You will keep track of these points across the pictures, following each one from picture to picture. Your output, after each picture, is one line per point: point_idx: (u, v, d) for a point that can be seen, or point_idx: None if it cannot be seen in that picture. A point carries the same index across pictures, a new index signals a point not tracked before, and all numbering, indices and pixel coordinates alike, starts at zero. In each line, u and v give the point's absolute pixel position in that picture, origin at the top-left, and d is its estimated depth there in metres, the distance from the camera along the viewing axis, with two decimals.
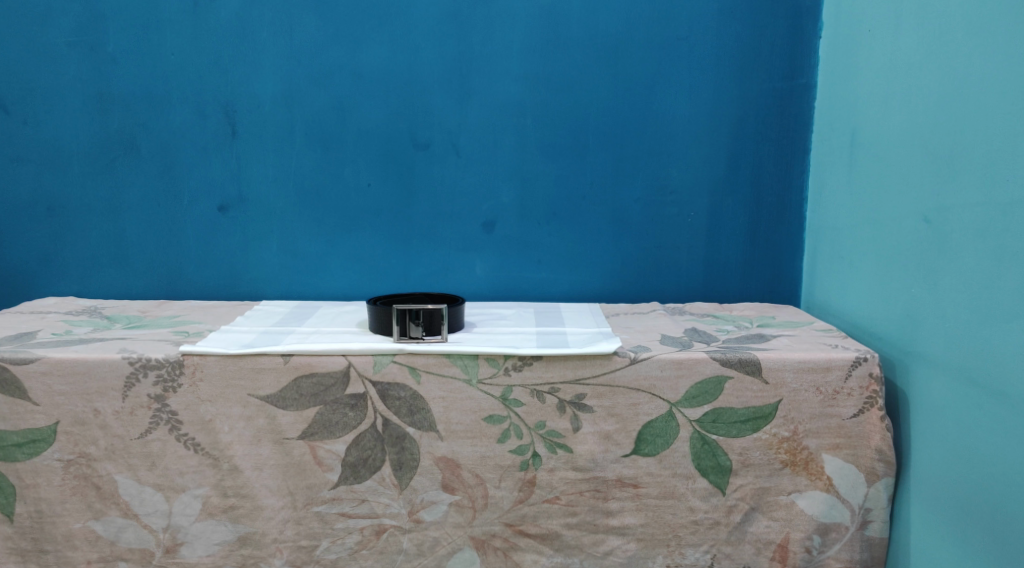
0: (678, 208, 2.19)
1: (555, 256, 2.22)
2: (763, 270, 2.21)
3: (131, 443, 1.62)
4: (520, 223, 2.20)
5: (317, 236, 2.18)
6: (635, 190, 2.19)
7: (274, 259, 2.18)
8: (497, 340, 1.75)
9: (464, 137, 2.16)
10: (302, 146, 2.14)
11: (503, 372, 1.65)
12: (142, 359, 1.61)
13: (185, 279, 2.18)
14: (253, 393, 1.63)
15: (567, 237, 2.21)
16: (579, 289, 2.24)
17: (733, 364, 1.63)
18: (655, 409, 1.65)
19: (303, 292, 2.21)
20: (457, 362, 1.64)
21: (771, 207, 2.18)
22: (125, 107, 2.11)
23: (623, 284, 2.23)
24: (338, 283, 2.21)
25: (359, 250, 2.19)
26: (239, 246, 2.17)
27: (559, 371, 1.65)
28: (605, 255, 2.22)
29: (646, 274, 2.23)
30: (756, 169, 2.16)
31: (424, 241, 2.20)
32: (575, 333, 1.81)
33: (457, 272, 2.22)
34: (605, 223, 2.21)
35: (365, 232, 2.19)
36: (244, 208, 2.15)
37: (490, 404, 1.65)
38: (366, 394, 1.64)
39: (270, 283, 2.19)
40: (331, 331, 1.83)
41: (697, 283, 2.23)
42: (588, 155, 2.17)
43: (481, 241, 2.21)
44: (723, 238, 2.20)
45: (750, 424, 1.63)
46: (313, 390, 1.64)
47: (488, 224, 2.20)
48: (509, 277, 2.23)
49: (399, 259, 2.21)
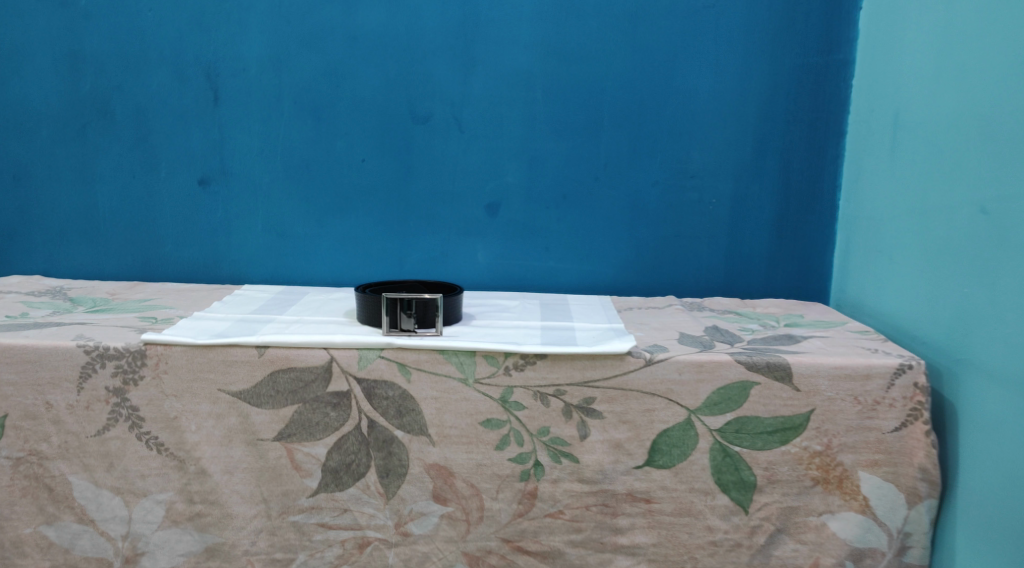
0: (699, 193, 2.01)
1: (564, 243, 2.05)
2: (789, 263, 2.03)
3: (87, 441, 1.46)
4: (526, 206, 2.03)
5: (305, 215, 2.01)
6: (652, 173, 2.01)
7: (259, 240, 2.01)
8: (498, 335, 1.58)
9: (468, 110, 1.98)
10: (290, 116, 1.96)
11: (503, 372, 1.47)
12: (100, 348, 1.44)
13: (161, 260, 2.01)
14: (223, 389, 1.46)
15: (577, 223, 2.04)
16: (589, 279, 2.06)
17: (761, 369, 1.45)
18: (672, 417, 1.47)
19: (289, 277, 2.03)
20: (452, 359, 1.47)
21: (800, 194, 2.00)
22: (98, 70, 1.93)
23: (636, 275, 2.06)
24: (326, 267, 2.03)
25: (350, 232, 2.02)
26: (221, 224, 2.00)
27: (566, 372, 1.47)
28: (618, 243, 2.05)
29: (662, 265, 2.05)
30: (785, 153, 1.98)
31: (422, 224, 2.02)
32: (584, 329, 1.64)
33: (457, 258, 2.05)
34: (619, 209, 2.03)
35: (358, 212, 2.01)
36: (226, 183, 1.98)
37: (488, 407, 1.48)
38: (350, 393, 1.47)
39: (253, 265, 2.02)
40: (314, 320, 1.66)
41: (717, 276, 2.05)
42: (602, 133, 1.99)
43: (483, 225, 2.03)
44: (746, 228, 2.02)
45: (778, 436, 1.46)
46: (290, 386, 1.47)
47: (491, 207, 2.02)
48: (513, 265, 2.05)
49: (395, 243, 2.03)
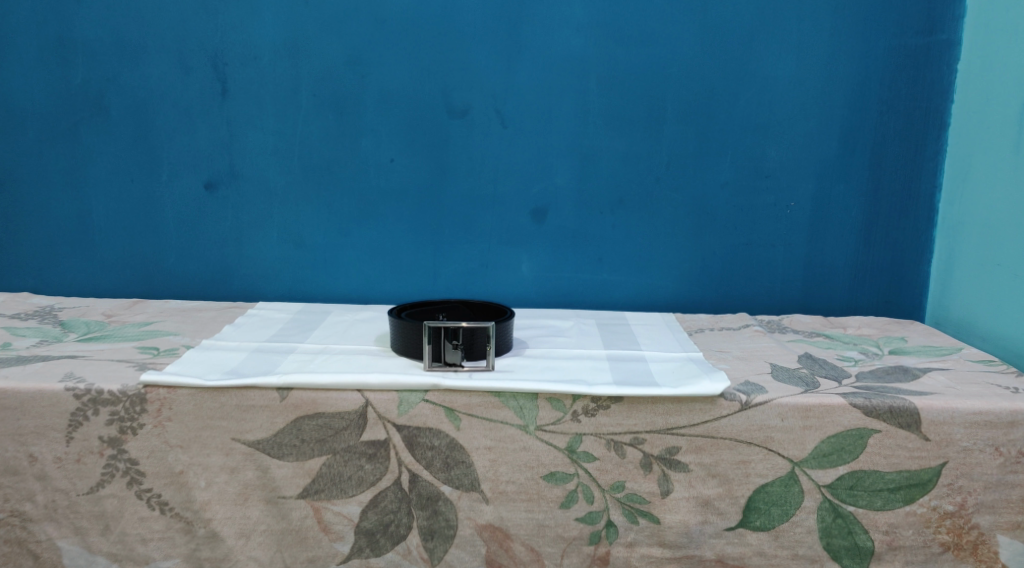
0: (775, 195, 1.76)
1: (621, 253, 1.79)
2: (878, 275, 1.79)
3: (78, 500, 1.23)
4: (577, 211, 1.77)
5: (326, 223, 1.77)
6: (722, 173, 1.75)
7: (274, 251, 1.77)
8: (559, 369, 1.34)
9: (511, 103, 1.73)
10: (309, 110, 1.72)
11: (570, 417, 1.24)
12: (91, 391, 1.21)
13: (165, 274, 1.78)
14: (238, 438, 1.22)
15: (636, 230, 1.78)
16: (648, 294, 1.81)
17: (882, 415, 1.21)
18: (773, 470, 1.23)
19: (309, 293, 1.80)
20: (510, 403, 1.23)
21: (893, 196, 1.75)
22: (91, 58, 1.70)
23: (702, 289, 1.81)
24: (352, 281, 1.79)
25: (377, 242, 1.78)
26: (232, 234, 1.76)
27: (645, 418, 1.23)
28: (681, 253, 1.79)
29: (732, 277, 1.80)
30: (876, 150, 1.73)
31: (458, 232, 1.78)
32: (658, 361, 1.39)
33: (499, 270, 1.80)
34: (684, 214, 1.78)
35: (386, 219, 1.77)
36: (237, 187, 1.74)
37: (552, 458, 1.24)
38: (388, 442, 1.24)
39: (269, 280, 1.79)
40: (342, 350, 1.42)
41: (795, 290, 1.80)
42: (665, 128, 1.74)
43: (528, 234, 1.78)
44: (830, 235, 1.77)
45: (901, 494, 1.23)
46: (317, 435, 1.23)
47: (537, 212, 1.77)
48: (562, 278, 1.80)
49: (428, 254, 1.79)
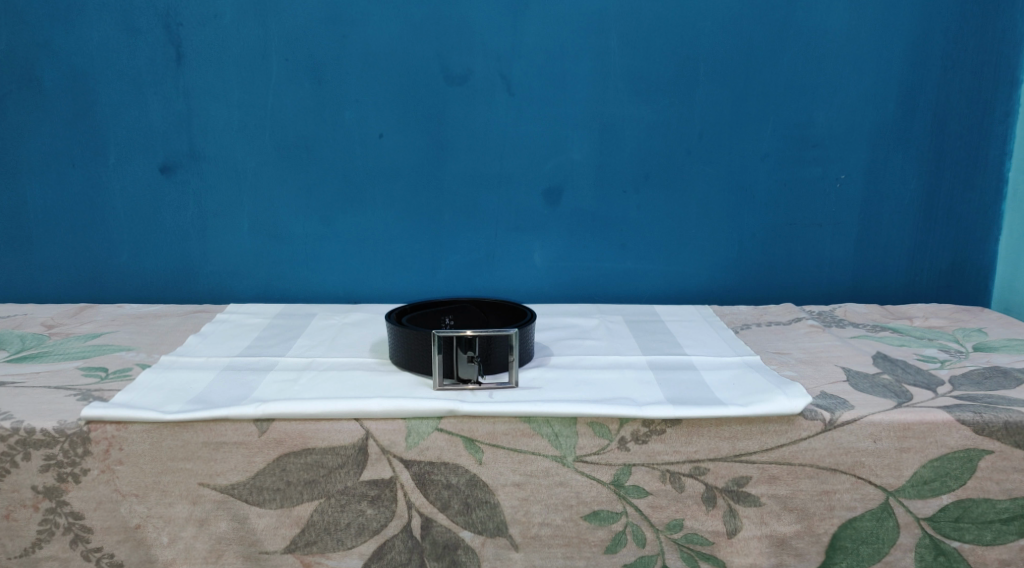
0: (823, 167, 1.53)
1: (647, 237, 1.56)
2: (938, 256, 1.58)
3: (9, 565, 0.99)
4: (597, 191, 1.53)
5: (306, 210, 1.52)
6: (762, 143, 1.52)
7: (245, 244, 1.52)
8: (595, 384, 1.11)
9: (518, 65, 1.48)
10: (282, 78, 1.46)
11: (617, 446, 1.01)
12: (20, 430, 0.96)
13: (118, 272, 1.53)
14: (207, 483, 0.98)
15: (664, 211, 1.54)
16: (678, 284, 1.58)
17: (996, 432, 1.01)
18: (862, 501, 1.02)
19: (288, 291, 1.55)
20: (542, 430, 1.00)
21: (956, 165, 1.54)
22: (18, 20, 1.42)
23: (739, 276, 1.58)
24: (338, 277, 1.55)
25: (365, 231, 1.53)
26: (195, 225, 1.51)
27: (707, 443, 1.01)
28: (716, 236, 1.56)
29: (773, 262, 1.58)
30: (938, 114, 1.51)
31: (459, 218, 1.53)
32: (709, 370, 1.17)
33: (507, 261, 1.56)
34: (719, 191, 1.54)
35: (376, 204, 1.52)
36: (199, 169, 1.49)
37: (596, 495, 1.02)
38: (393, 481, 1.00)
39: (241, 278, 1.54)
40: (331, 365, 1.18)
41: (844, 275, 1.59)
42: (698, 92, 1.50)
43: (540, 217, 1.54)
44: (884, 212, 1.56)
45: (1016, 526, 1.03)
46: (306, 475, 0.99)
47: (550, 192, 1.53)
48: (580, 268, 1.56)
49: (424, 243, 1.54)
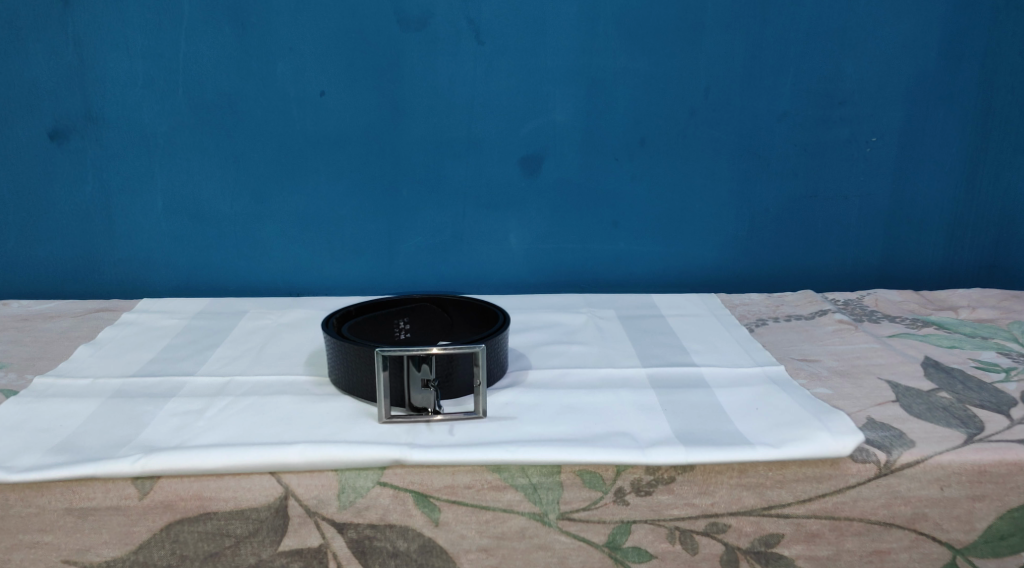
0: (851, 129, 1.29)
1: (643, 213, 1.31)
2: (981, 232, 1.35)
3: None
4: (583, 158, 1.28)
5: (233, 185, 1.25)
6: (780, 99, 1.27)
7: (160, 226, 1.26)
8: (584, 411, 0.88)
9: (488, 5, 1.21)
10: (197, 22, 1.19)
11: (613, 499, 0.78)
12: None
13: (7, 262, 1.27)
14: (75, 559, 0.75)
15: (663, 182, 1.30)
16: (679, 267, 1.34)
17: None
18: (922, 561, 0.81)
19: (214, 282, 1.30)
20: (516, 481, 0.77)
21: (1007, 124, 1.30)
22: None
23: (750, 258, 1.35)
24: (275, 265, 1.30)
25: (306, 209, 1.27)
26: (96, 204, 1.25)
27: (728, 494, 0.78)
28: (725, 212, 1.32)
29: (789, 241, 1.34)
30: (988, 63, 1.27)
31: (418, 193, 1.28)
32: (724, 389, 0.94)
33: (477, 243, 1.31)
34: (728, 158, 1.29)
35: (317, 177, 1.26)
36: (98, 136, 1.22)
37: (586, 561, 0.79)
38: (323, 551, 0.77)
39: (156, 266, 1.28)
40: (251, 388, 0.94)
41: (871, 256, 1.36)
42: (705, 38, 1.24)
43: (516, 191, 1.29)
44: (920, 181, 1.32)
45: None
46: (206, 547, 0.76)
47: (528, 160, 1.27)
48: (564, 250, 1.32)
49: (378, 222, 1.29)
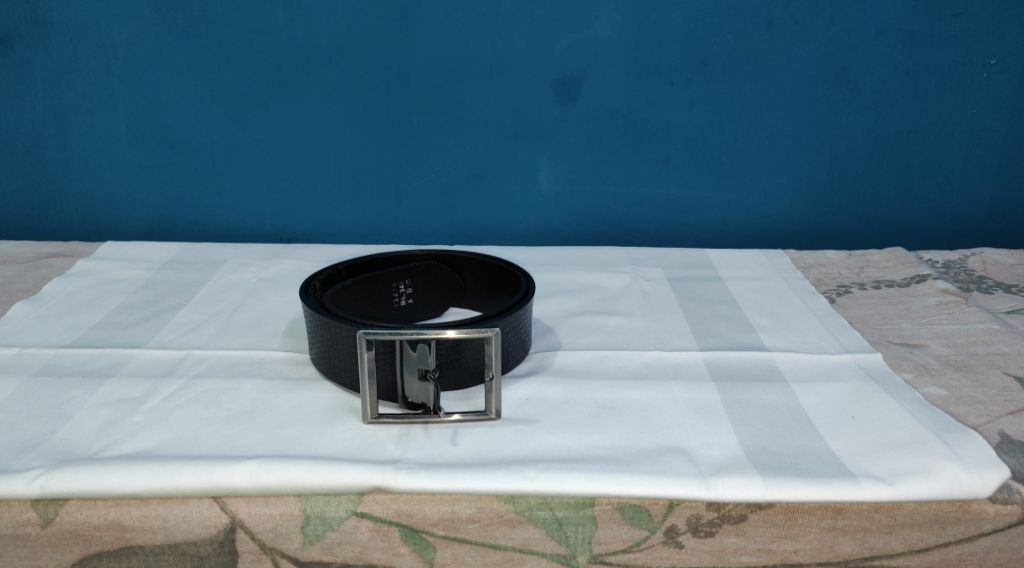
0: (966, 49, 1.04)
1: (700, 150, 1.08)
2: None
3: None
4: (631, 82, 1.05)
5: (208, 108, 1.05)
6: (880, 10, 1.02)
7: (125, 155, 1.07)
8: (624, 415, 0.68)
9: None
10: None
11: (663, 541, 0.59)
12: None
13: None
14: None
15: (728, 112, 1.06)
16: (741, 217, 1.12)
17: None
18: None
19: (191, 222, 1.11)
20: (535, 515, 0.58)
21: None
22: None
23: (827, 206, 1.12)
24: (261, 204, 1.10)
25: (296, 139, 1.07)
26: (50, 128, 1.06)
27: (816, 540, 0.59)
28: (801, 150, 1.09)
29: (877, 187, 1.11)
30: None
31: (431, 121, 1.06)
32: (806, 386, 0.73)
33: (500, 183, 1.09)
34: (809, 85, 1.05)
35: (309, 100, 1.05)
36: (46, 45, 1.02)
37: None
38: None
39: (124, 203, 1.09)
40: (211, 366, 0.75)
41: (975, 207, 1.12)
42: None
43: (548, 121, 1.06)
44: None
45: None
46: None
47: (564, 83, 1.04)
48: (604, 193, 1.10)
49: (382, 157, 1.08)
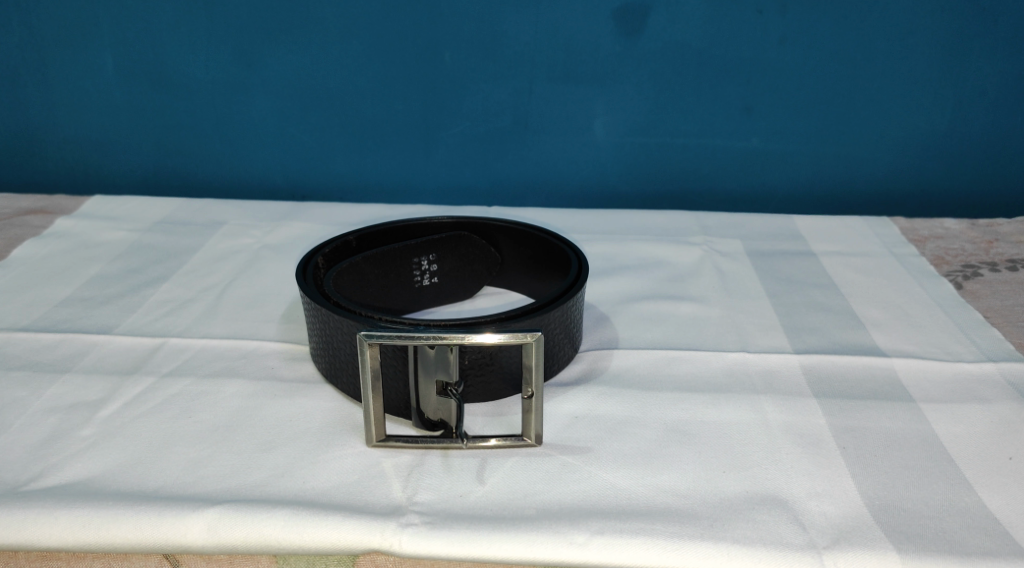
0: None
1: (790, 94, 0.89)
2: None
3: None
4: (710, 9, 0.85)
5: (205, 40, 0.89)
6: None
7: (114, 94, 0.93)
8: (702, 443, 0.52)
9: None
10: None
11: None
12: None
13: None
14: None
15: (828, 47, 0.87)
16: (834, 175, 0.94)
17: None
18: None
19: (192, 173, 0.97)
20: None
21: None
22: None
23: (940, 164, 0.93)
24: (269, 154, 0.95)
25: (308, 78, 0.91)
26: (28, 62, 0.92)
27: None
28: (915, 96, 0.89)
29: (1004, 141, 0.92)
30: None
31: (466, 58, 0.89)
32: (941, 408, 0.56)
33: (546, 132, 0.92)
34: (933, 14, 0.85)
35: (322, 31, 0.88)
36: None
37: None
38: None
39: (117, 149, 0.96)
40: (190, 359, 0.61)
41: None
42: None
43: (606, 58, 0.88)
44: None
45: None
46: None
47: (628, 9, 0.86)
48: (670, 145, 0.93)
49: (407, 100, 0.91)
